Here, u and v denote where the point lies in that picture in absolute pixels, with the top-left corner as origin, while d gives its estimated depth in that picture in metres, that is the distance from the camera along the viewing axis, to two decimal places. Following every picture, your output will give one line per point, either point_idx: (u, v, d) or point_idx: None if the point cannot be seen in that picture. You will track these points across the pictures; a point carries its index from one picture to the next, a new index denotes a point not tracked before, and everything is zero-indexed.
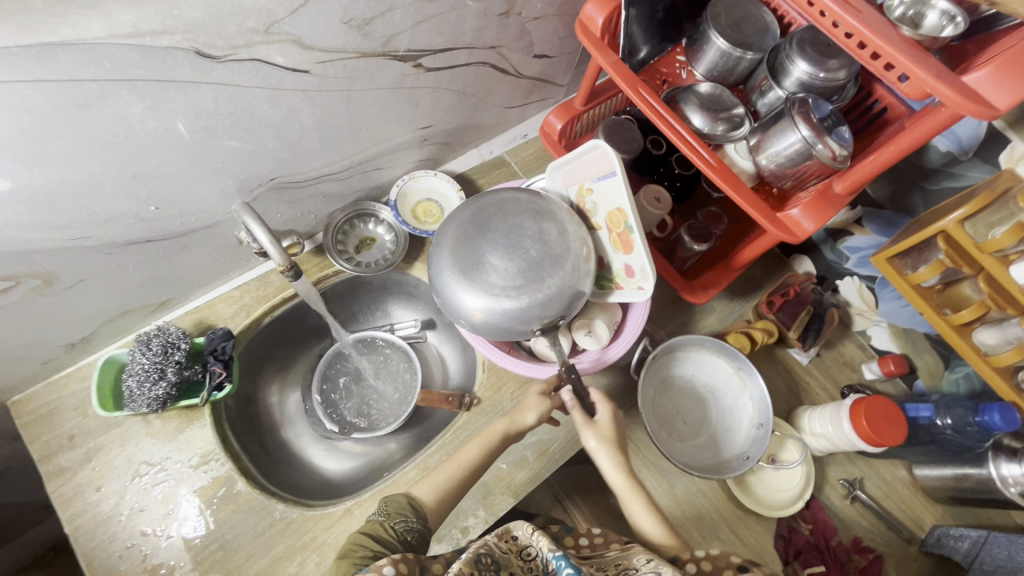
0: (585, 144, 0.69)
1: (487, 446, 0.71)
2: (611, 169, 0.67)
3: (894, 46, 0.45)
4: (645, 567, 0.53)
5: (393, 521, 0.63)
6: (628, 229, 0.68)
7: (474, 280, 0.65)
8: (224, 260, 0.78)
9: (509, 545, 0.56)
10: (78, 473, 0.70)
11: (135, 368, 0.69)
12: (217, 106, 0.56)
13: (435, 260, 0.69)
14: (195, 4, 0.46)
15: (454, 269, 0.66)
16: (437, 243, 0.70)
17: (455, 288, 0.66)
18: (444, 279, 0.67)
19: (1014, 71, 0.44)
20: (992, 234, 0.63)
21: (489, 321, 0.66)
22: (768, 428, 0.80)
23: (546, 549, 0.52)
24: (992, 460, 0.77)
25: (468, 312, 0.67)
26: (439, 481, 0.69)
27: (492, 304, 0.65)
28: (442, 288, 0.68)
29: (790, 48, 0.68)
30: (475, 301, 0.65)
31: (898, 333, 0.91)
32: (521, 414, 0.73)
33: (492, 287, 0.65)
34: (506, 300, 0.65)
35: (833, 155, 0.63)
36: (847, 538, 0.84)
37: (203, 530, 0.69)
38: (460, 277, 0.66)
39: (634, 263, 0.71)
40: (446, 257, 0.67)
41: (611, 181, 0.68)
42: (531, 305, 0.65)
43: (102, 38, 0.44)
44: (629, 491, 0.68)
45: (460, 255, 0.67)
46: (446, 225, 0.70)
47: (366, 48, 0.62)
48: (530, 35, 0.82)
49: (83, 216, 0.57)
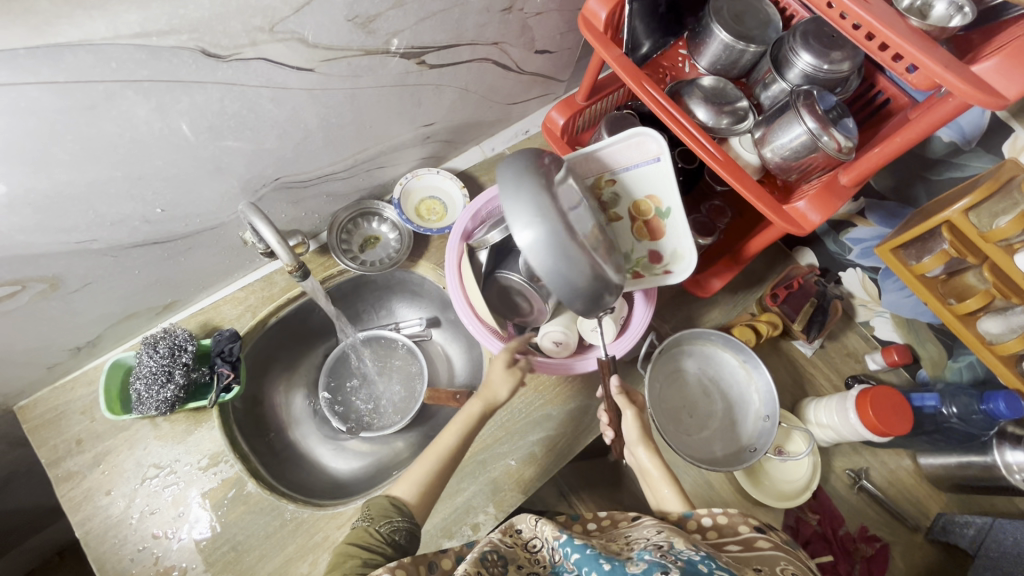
0: (632, 132, 0.75)
1: (465, 429, 0.72)
2: (656, 155, 0.76)
3: (905, 37, 0.45)
4: (655, 537, 0.53)
5: (378, 525, 0.62)
6: (662, 213, 0.79)
7: (565, 221, 0.57)
8: (229, 261, 0.78)
9: (513, 539, 0.57)
10: (87, 477, 0.70)
11: (142, 371, 0.69)
12: (223, 106, 0.56)
13: (521, 191, 0.57)
14: (201, 3, 0.45)
15: (546, 200, 0.57)
16: (512, 168, 0.59)
17: (539, 220, 0.56)
18: (526, 205, 0.57)
19: (1022, 61, 0.44)
20: (995, 223, 0.63)
21: (551, 274, 0.58)
22: (774, 419, 0.80)
23: (549, 538, 0.54)
24: (997, 447, 0.77)
25: (535, 252, 0.57)
26: (418, 477, 0.68)
27: (568, 255, 0.57)
28: (514, 214, 0.57)
29: (794, 41, 0.68)
30: (555, 244, 0.56)
31: (901, 324, 0.92)
32: (493, 392, 0.75)
33: (576, 238, 0.58)
34: (581, 259, 0.58)
35: (838, 146, 0.63)
36: (854, 527, 0.85)
37: (210, 532, 0.69)
38: (551, 210, 0.57)
39: (663, 248, 0.80)
40: (532, 185, 0.57)
41: (653, 167, 0.77)
42: (596, 278, 0.60)
43: (108, 38, 0.43)
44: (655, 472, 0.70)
45: (551, 188, 0.58)
46: (525, 154, 0.61)
47: (370, 46, 0.62)
48: (532, 31, 0.82)
49: (88, 219, 0.57)
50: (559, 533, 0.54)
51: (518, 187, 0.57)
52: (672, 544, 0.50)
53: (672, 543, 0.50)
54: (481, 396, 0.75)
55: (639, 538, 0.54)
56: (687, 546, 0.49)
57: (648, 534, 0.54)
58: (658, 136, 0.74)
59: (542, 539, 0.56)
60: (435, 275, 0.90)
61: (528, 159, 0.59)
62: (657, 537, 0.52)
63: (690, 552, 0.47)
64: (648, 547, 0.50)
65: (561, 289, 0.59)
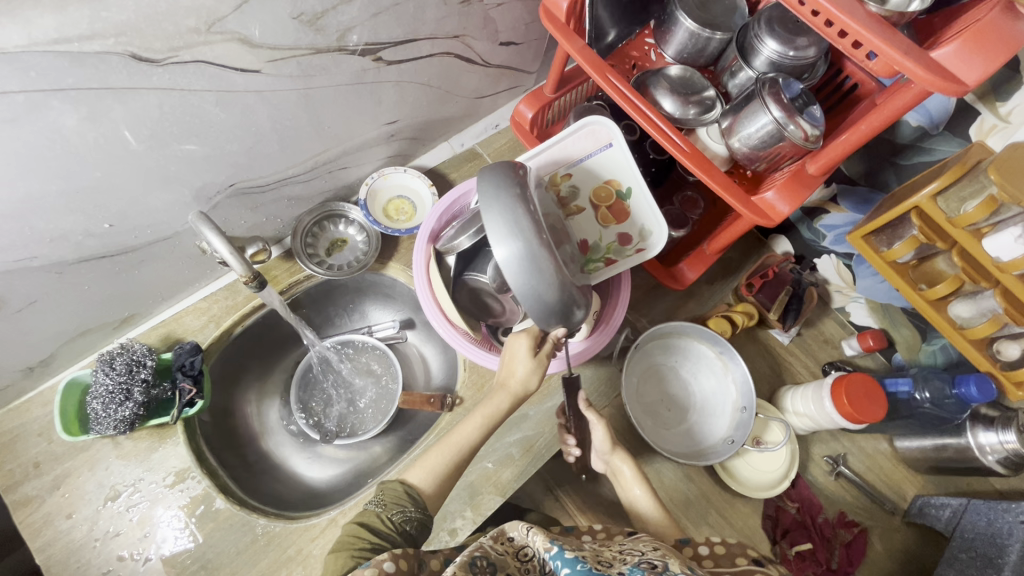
0: (581, 122, 0.77)
1: (487, 424, 0.69)
2: (608, 141, 0.78)
3: (862, 23, 0.44)
4: (652, 554, 0.52)
5: (390, 511, 0.60)
6: (623, 196, 0.79)
7: (545, 235, 0.57)
8: (188, 271, 0.75)
9: (505, 546, 0.55)
10: (46, 501, 0.68)
11: (98, 391, 0.67)
12: (163, 112, 0.53)
13: (496, 206, 0.56)
14: (125, 4, 0.43)
15: (526, 213, 0.57)
16: (491, 183, 0.58)
17: (519, 232, 0.56)
18: (506, 217, 0.56)
19: (980, 46, 0.43)
20: (963, 208, 0.62)
21: (528, 289, 0.56)
22: (751, 411, 0.80)
23: (541, 549, 0.52)
24: (970, 429, 0.79)
25: (514, 262, 0.55)
26: (436, 466, 0.66)
27: (545, 269, 0.56)
28: (491, 229, 0.56)
29: (758, 27, 0.67)
30: (534, 257, 0.56)
31: (876, 309, 0.92)
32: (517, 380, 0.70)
33: (555, 254, 0.57)
34: (558, 275, 0.57)
35: (805, 135, 0.62)
36: (832, 513, 0.86)
37: (191, 544, 0.68)
38: (528, 225, 0.56)
39: (630, 229, 0.79)
40: (512, 198, 0.57)
41: (608, 152, 0.79)
42: (573, 298, 0.59)
43: (23, 46, 0.40)
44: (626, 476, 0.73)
45: (531, 203, 0.58)
46: (506, 168, 0.60)
47: (320, 44, 0.59)
48: (495, 22, 0.79)
49: (25, 236, 0.54)
50: (551, 545, 0.52)
51: (497, 201, 0.57)
52: (666, 565, 0.48)
53: (666, 565, 0.48)
54: (507, 387, 0.70)
55: (632, 550, 0.54)
56: (682, 569, 0.48)
57: (644, 548, 0.54)
58: (606, 122, 0.77)
59: (534, 548, 0.53)
60: (406, 276, 0.88)
61: (508, 172, 0.59)
62: (652, 554, 0.51)
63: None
64: (640, 564, 0.49)
65: (535, 308, 0.58)
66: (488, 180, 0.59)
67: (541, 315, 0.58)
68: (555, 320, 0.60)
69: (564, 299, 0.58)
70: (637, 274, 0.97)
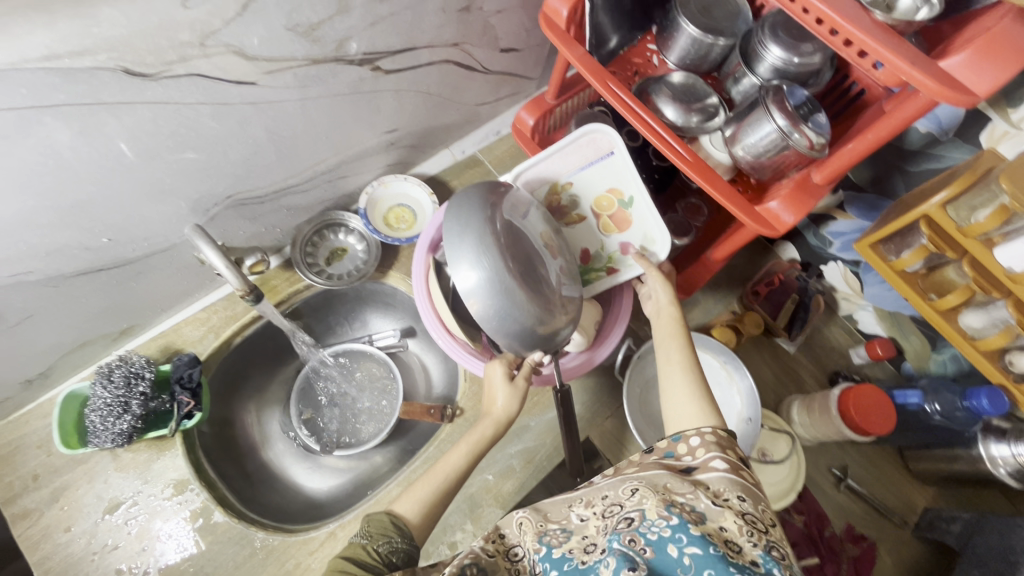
0: (581, 130, 0.76)
1: (473, 452, 0.66)
2: (609, 150, 0.77)
3: (868, 33, 0.43)
4: (630, 503, 0.46)
5: (376, 543, 0.56)
6: (625, 204, 0.78)
7: (505, 267, 0.60)
8: (187, 282, 0.75)
9: (496, 546, 0.52)
10: (45, 514, 0.67)
11: (96, 404, 0.67)
12: (157, 126, 0.52)
13: (459, 240, 0.60)
14: (116, 19, 0.42)
15: (486, 247, 0.59)
16: (456, 216, 0.61)
17: (479, 266, 0.59)
18: (466, 252, 0.59)
19: (991, 55, 0.41)
20: (974, 217, 0.61)
21: (493, 318, 0.60)
22: (758, 422, 0.79)
23: (531, 551, 0.49)
24: (981, 441, 0.75)
25: (476, 294, 0.59)
26: (422, 494, 0.62)
27: (507, 299, 0.59)
28: (456, 260, 0.59)
29: (762, 33, 0.66)
30: (495, 289, 0.59)
31: (883, 317, 0.90)
32: (495, 405, 0.68)
33: (516, 283, 0.60)
34: (519, 304, 0.60)
35: (810, 144, 0.60)
36: (840, 526, 0.84)
37: (192, 550, 0.68)
38: (488, 257, 0.59)
39: (632, 238, 0.78)
40: (475, 231, 0.60)
41: (608, 160, 0.77)
42: (537, 323, 0.62)
43: (14, 63, 0.40)
44: (675, 392, 0.61)
45: (494, 236, 0.61)
46: (473, 199, 0.63)
47: (317, 54, 0.59)
48: (495, 30, 0.79)
49: (19, 251, 0.54)
50: (540, 547, 0.48)
51: (461, 235, 0.60)
52: (644, 515, 0.43)
53: (644, 516, 0.43)
54: (490, 415, 0.68)
55: (611, 504, 0.48)
56: (660, 515, 0.43)
57: (622, 496, 0.48)
58: (606, 130, 0.76)
59: (524, 548, 0.50)
60: (406, 285, 0.88)
61: (472, 205, 0.62)
62: (630, 504, 0.46)
63: (661, 526, 0.41)
64: (618, 526, 0.44)
65: (503, 333, 0.61)
66: (455, 212, 0.62)
67: (509, 340, 0.62)
68: (522, 344, 0.63)
69: (528, 326, 0.61)
70: None
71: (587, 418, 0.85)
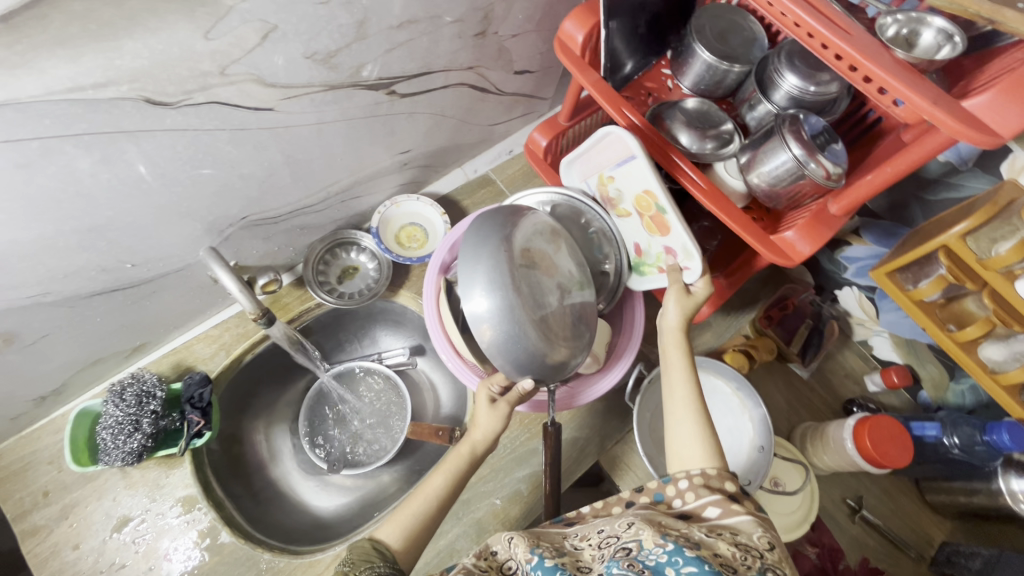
0: (597, 133, 0.69)
1: (453, 474, 0.66)
2: (630, 152, 0.66)
3: (889, 71, 0.42)
4: (626, 534, 0.49)
5: (359, 570, 0.54)
6: (662, 209, 0.68)
7: (516, 294, 0.59)
8: (200, 300, 0.75)
9: (487, 562, 0.53)
10: (54, 531, 0.68)
11: (108, 421, 0.67)
12: (176, 152, 0.53)
13: (473, 264, 0.60)
14: (139, 52, 0.43)
15: (499, 272, 0.59)
16: (475, 237, 0.61)
17: (490, 293, 0.58)
18: (481, 276, 0.59)
19: (1017, 96, 0.41)
20: (995, 250, 0.59)
21: (500, 346, 0.59)
22: (769, 450, 0.77)
23: (522, 561, 0.50)
24: (1002, 475, 0.73)
25: (485, 322, 0.59)
26: (405, 519, 0.62)
27: (517, 328, 0.59)
28: (469, 283, 0.59)
29: (778, 61, 0.66)
30: (505, 318, 0.58)
31: (899, 344, 0.88)
32: (475, 429, 0.68)
33: (525, 312, 0.60)
34: (528, 333, 0.60)
35: (827, 174, 0.60)
36: (855, 559, 0.82)
37: (195, 560, 0.68)
38: (502, 281, 0.59)
39: (674, 244, 0.69)
40: (488, 256, 0.60)
41: (633, 164, 0.67)
42: (545, 352, 0.62)
43: (38, 95, 0.41)
44: (682, 429, 0.62)
45: (506, 260, 0.60)
46: (487, 223, 0.63)
47: (333, 80, 0.59)
48: (509, 53, 0.79)
49: (38, 273, 0.54)
50: (531, 555, 0.49)
51: (477, 259, 0.60)
52: (641, 544, 0.45)
53: (641, 545, 0.45)
54: (469, 436, 0.68)
55: (608, 537, 0.50)
56: (656, 543, 0.45)
57: (620, 529, 0.50)
58: (622, 133, 0.65)
59: (516, 562, 0.51)
60: (416, 304, 0.88)
61: (491, 229, 0.62)
62: (627, 535, 0.48)
63: (658, 553, 0.43)
64: (616, 555, 0.46)
65: (508, 362, 0.61)
66: (471, 234, 0.62)
67: (516, 369, 0.61)
68: (530, 373, 0.62)
69: (537, 354, 0.61)
70: (651, 304, 0.95)
71: (594, 442, 0.84)
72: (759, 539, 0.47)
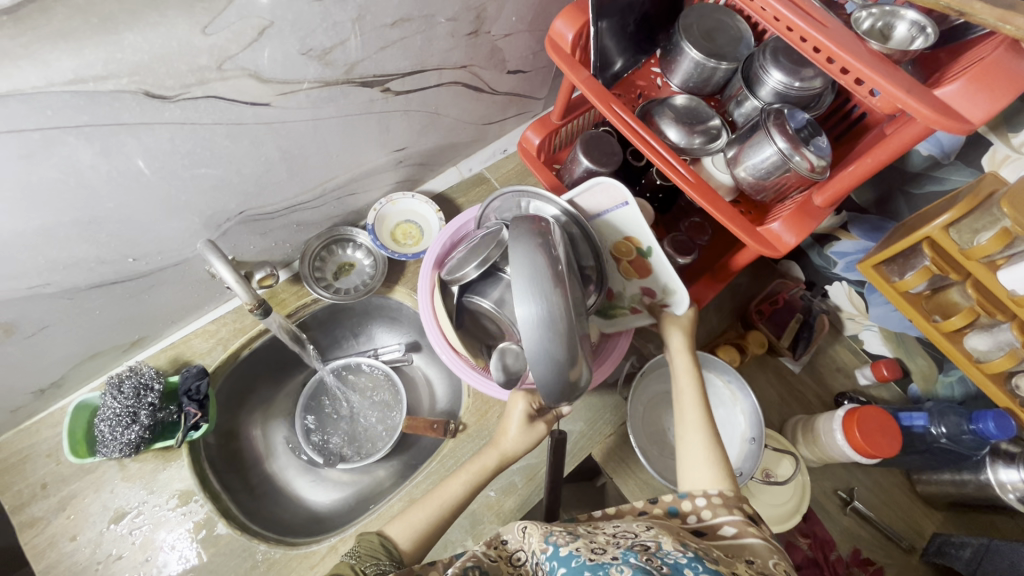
0: (590, 184, 0.76)
1: (475, 480, 0.68)
2: (624, 199, 0.76)
3: (865, 62, 0.44)
4: (644, 534, 0.50)
5: (365, 564, 0.58)
6: (645, 253, 0.78)
7: (566, 302, 0.55)
8: (198, 295, 0.76)
9: (498, 551, 0.55)
10: (52, 523, 0.68)
11: (106, 413, 0.68)
12: (174, 145, 0.54)
13: (524, 267, 0.55)
14: (138, 46, 0.44)
15: (552, 276, 0.55)
16: (522, 238, 0.57)
17: (541, 299, 0.54)
18: (532, 280, 0.54)
19: (986, 84, 0.42)
20: (976, 240, 0.61)
21: (543, 357, 0.55)
22: (760, 442, 0.78)
23: (536, 550, 0.50)
24: (990, 465, 0.75)
25: (524, 328, 0.54)
26: (416, 520, 0.64)
27: (565, 338, 0.55)
28: (520, 287, 0.54)
29: (763, 58, 0.67)
30: (548, 324, 0.54)
31: (889, 337, 0.89)
32: (505, 438, 0.71)
33: (569, 318, 0.54)
34: (570, 343, 0.55)
35: (811, 166, 0.62)
36: (847, 550, 0.83)
37: (195, 560, 0.68)
38: (555, 286, 0.54)
39: (654, 284, 0.79)
40: (527, 258, 0.55)
41: (624, 210, 0.76)
42: (577, 365, 0.57)
43: (40, 87, 0.42)
44: (691, 449, 0.66)
45: (556, 265, 0.56)
46: (527, 229, 0.59)
47: (328, 77, 0.61)
48: (502, 52, 0.81)
49: (39, 264, 0.55)
50: (546, 545, 0.49)
51: (528, 261, 0.55)
52: (659, 544, 0.47)
53: (659, 544, 0.47)
54: (497, 446, 0.71)
55: (624, 532, 0.51)
56: (675, 547, 0.46)
57: (637, 528, 0.52)
58: (619, 183, 0.75)
59: (527, 552, 0.52)
60: (411, 300, 0.89)
61: (537, 234, 0.58)
62: (645, 535, 0.49)
63: (677, 555, 0.44)
64: (633, 548, 0.46)
65: (545, 374, 0.56)
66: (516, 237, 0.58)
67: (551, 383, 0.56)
68: (563, 387, 0.57)
69: (576, 368, 0.57)
70: None
71: (587, 436, 0.85)
72: (775, 564, 0.49)
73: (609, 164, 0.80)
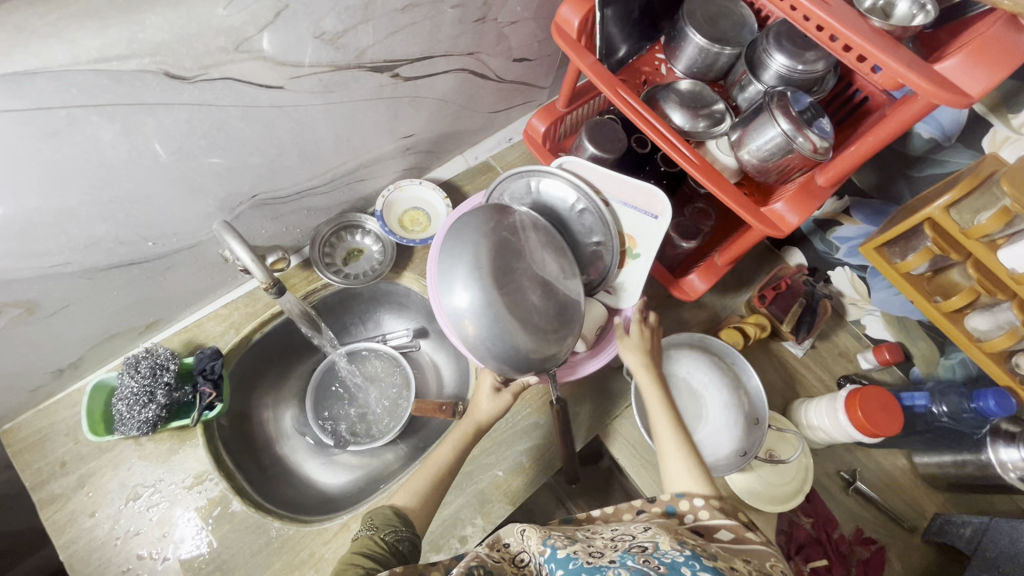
0: (643, 184, 0.76)
1: (459, 449, 0.71)
2: (656, 213, 0.77)
3: (867, 38, 0.45)
4: (642, 536, 0.51)
5: (382, 533, 0.61)
6: (630, 253, 0.80)
7: (492, 289, 0.62)
8: (211, 279, 0.78)
9: (501, 553, 0.54)
10: (71, 500, 0.70)
11: (124, 392, 0.70)
12: (192, 127, 0.56)
13: (455, 263, 0.64)
14: (160, 26, 0.45)
15: (477, 268, 0.63)
16: (460, 238, 0.66)
17: (467, 289, 0.62)
18: (460, 275, 0.63)
19: (984, 58, 0.43)
20: (976, 219, 0.62)
21: (483, 339, 0.62)
22: (765, 424, 0.81)
23: (535, 552, 0.52)
24: (990, 445, 0.75)
25: (465, 318, 0.62)
26: (417, 486, 0.68)
27: (496, 320, 0.61)
28: (453, 281, 0.63)
29: (766, 43, 0.68)
30: (475, 310, 0.61)
31: (891, 321, 0.90)
32: (477, 406, 0.74)
33: (494, 302, 0.62)
34: (503, 323, 0.62)
35: (813, 147, 0.63)
36: (849, 529, 0.84)
37: (205, 549, 0.69)
38: (479, 278, 0.62)
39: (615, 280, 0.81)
40: (459, 256, 0.64)
41: (650, 222, 0.77)
42: (523, 342, 0.63)
43: (67, 65, 0.43)
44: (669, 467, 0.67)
45: (485, 258, 0.63)
46: (471, 227, 0.67)
47: (340, 61, 0.62)
48: (508, 40, 0.82)
49: (62, 243, 0.57)
50: (544, 548, 0.51)
51: (459, 259, 0.64)
52: (657, 545, 0.48)
53: (657, 545, 0.48)
54: (473, 416, 0.73)
55: (622, 535, 0.52)
56: (673, 546, 0.47)
57: (635, 530, 0.53)
58: (664, 196, 0.75)
59: (529, 553, 0.53)
60: (419, 286, 0.90)
61: (473, 233, 0.66)
62: (643, 536, 0.50)
63: (674, 553, 0.45)
64: (631, 550, 0.48)
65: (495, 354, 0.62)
66: (456, 238, 0.66)
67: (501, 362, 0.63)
68: (517, 364, 0.63)
69: (519, 345, 0.62)
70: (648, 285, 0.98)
71: (593, 417, 0.86)
72: (772, 567, 0.51)
73: (614, 151, 0.80)
